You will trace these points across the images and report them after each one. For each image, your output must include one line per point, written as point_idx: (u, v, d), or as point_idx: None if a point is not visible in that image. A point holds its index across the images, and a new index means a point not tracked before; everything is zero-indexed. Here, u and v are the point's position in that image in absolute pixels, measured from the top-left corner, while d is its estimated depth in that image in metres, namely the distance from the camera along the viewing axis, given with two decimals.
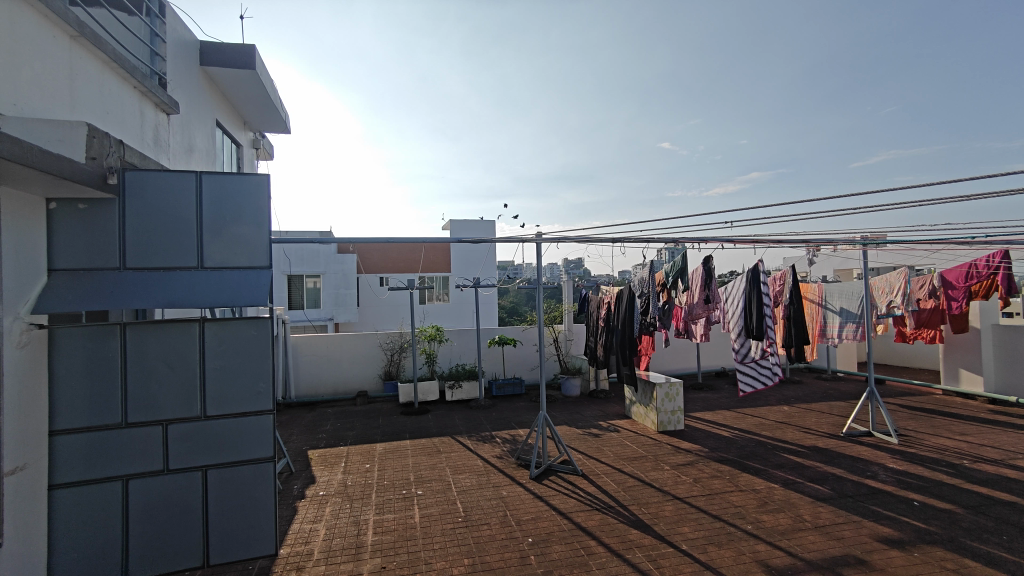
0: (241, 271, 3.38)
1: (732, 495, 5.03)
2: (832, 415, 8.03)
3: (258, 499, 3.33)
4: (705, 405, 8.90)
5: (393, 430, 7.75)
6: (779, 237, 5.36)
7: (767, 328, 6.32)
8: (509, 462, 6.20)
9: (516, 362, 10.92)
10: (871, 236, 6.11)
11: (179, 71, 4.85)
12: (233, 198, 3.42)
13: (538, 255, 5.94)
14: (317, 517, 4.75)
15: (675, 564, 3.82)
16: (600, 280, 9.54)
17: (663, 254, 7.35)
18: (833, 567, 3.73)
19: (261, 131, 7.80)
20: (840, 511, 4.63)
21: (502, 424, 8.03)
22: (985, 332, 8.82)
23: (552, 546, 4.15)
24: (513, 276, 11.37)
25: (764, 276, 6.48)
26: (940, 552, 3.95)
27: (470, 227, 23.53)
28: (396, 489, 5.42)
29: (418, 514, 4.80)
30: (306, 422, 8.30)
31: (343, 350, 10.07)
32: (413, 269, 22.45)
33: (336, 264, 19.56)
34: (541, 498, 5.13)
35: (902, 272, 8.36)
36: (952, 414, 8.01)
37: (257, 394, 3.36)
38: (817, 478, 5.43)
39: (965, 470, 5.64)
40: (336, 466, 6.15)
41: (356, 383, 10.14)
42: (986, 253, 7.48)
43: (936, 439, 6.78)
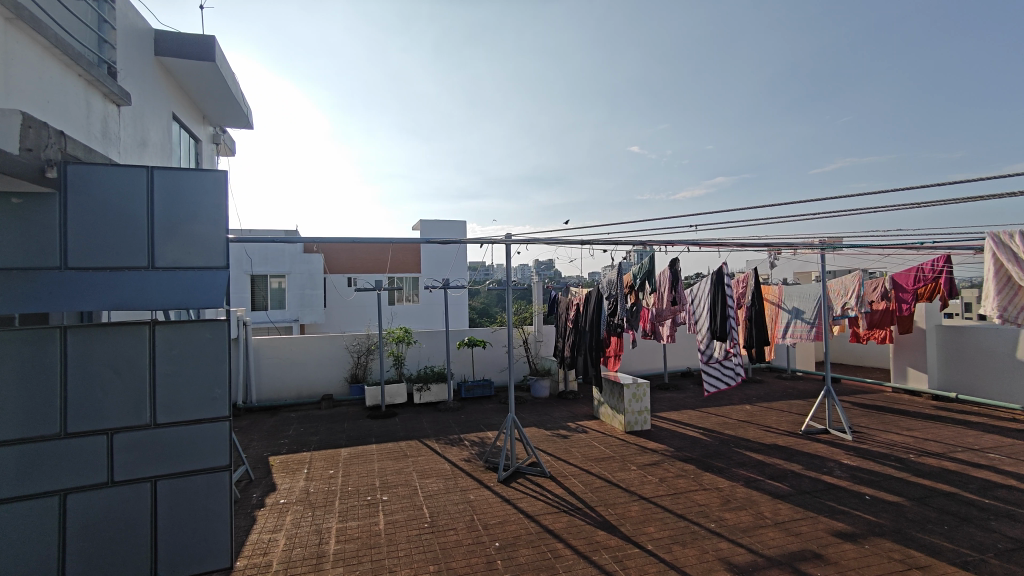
0: (196, 271, 3.21)
1: (696, 494, 5.12)
2: (791, 413, 8.31)
3: (213, 510, 3.18)
4: (671, 405, 9.05)
5: (359, 434, 7.58)
6: (742, 240, 5.50)
7: (731, 329, 6.46)
8: (477, 465, 6.14)
9: (485, 364, 10.86)
10: (828, 240, 6.33)
11: (131, 60, 4.59)
12: (188, 196, 3.25)
13: (508, 256, 5.93)
14: (276, 526, 4.59)
15: (641, 565, 3.84)
16: (570, 283, 9.58)
17: (631, 256, 7.42)
18: (791, 562, 3.83)
19: (222, 125, 7.50)
20: (798, 508, 4.77)
21: (471, 426, 7.97)
22: (930, 332, 9.30)
23: (519, 550, 4.12)
24: (483, 277, 11.28)
25: (729, 278, 6.61)
26: (889, 543, 4.11)
27: (440, 228, 23.29)
28: (361, 495, 5.29)
29: (383, 521, 4.68)
30: (267, 427, 8.01)
31: (308, 353, 9.80)
32: (381, 269, 22.11)
33: (302, 265, 19.08)
34: (508, 500, 5.10)
35: (856, 275, 8.73)
36: (900, 411, 8.41)
37: (213, 400, 3.20)
38: (777, 475, 5.59)
39: (912, 464, 5.91)
40: (299, 472, 5.96)
41: (321, 386, 9.87)
42: (932, 257, 7.80)
43: (886, 435, 7.09)
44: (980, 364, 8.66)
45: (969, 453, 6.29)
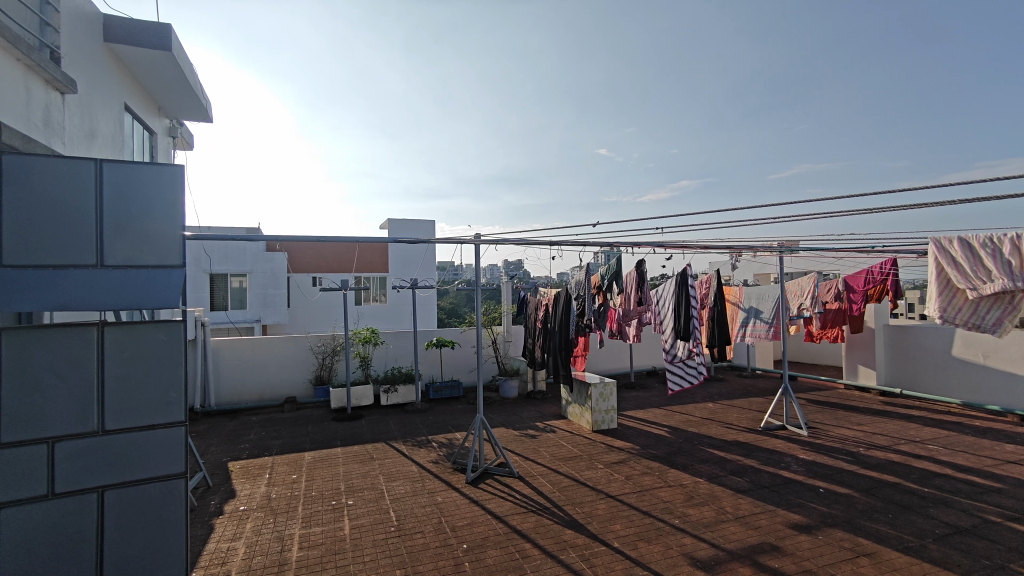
0: (148, 270, 3.05)
1: (661, 491, 5.22)
2: (751, 410, 8.58)
3: (167, 520, 3.01)
4: (637, 404, 9.21)
5: (323, 438, 7.40)
6: (706, 243, 5.65)
7: (694, 329, 6.61)
8: (445, 467, 6.09)
9: (454, 364, 10.79)
10: (786, 243, 6.58)
11: (75, 45, 4.33)
12: (140, 192, 3.08)
13: (478, 256, 5.92)
14: (235, 534, 4.42)
15: (607, 563, 3.89)
16: (539, 283, 9.62)
17: (598, 256, 7.47)
18: (751, 555, 3.96)
19: (179, 118, 7.18)
20: (757, 502, 4.93)
21: (439, 427, 7.90)
22: (879, 331, 9.78)
23: (487, 551, 4.11)
24: (452, 277, 11.19)
25: (692, 279, 6.76)
26: (840, 533, 4.30)
27: (409, 227, 23.03)
28: (325, 499, 5.16)
29: (348, 526, 4.59)
30: (226, 431, 7.72)
31: (271, 354, 9.51)
32: (347, 269, 21.70)
33: (265, 264, 18.52)
34: (476, 502, 5.07)
35: (810, 277, 9.23)
36: (852, 406, 8.81)
37: (167, 404, 3.04)
38: (737, 471, 5.76)
39: (862, 457, 6.20)
40: (260, 477, 5.77)
41: (283, 388, 9.59)
42: (878, 262, 8.14)
43: (839, 430, 7.42)
44: (923, 362, 9.17)
45: (912, 445, 6.65)
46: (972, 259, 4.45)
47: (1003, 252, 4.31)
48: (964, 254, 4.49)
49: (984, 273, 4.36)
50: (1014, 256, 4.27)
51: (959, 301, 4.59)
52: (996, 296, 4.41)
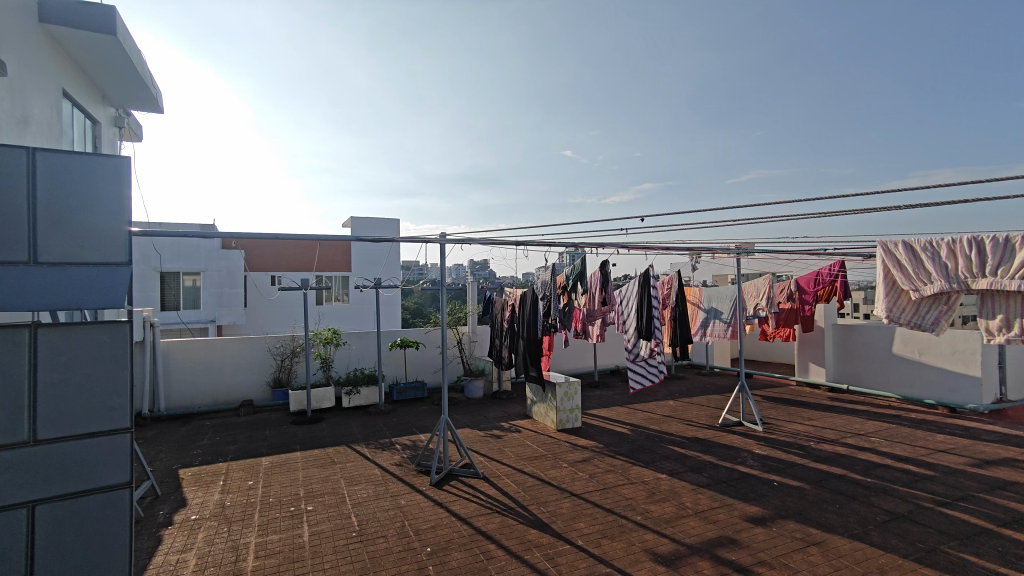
0: (89, 268, 2.84)
1: (624, 488, 5.31)
2: (710, 407, 8.84)
3: (108, 535, 2.78)
4: (601, 403, 9.34)
5: (281, 442, 7.15)
6: (667, 244, 5.78)
7: (655, 329, 6.75)
8: (409, 469, 6.00)
9: (418, 365, 10.65)
10: (743, 246, 6.80)
11: (4, 25, 4.01)
12: (78, 186, 2.86)
13: (443, 255, 5.88)
14: (186, 546, 4.21)
15: (571, 561, 3.92)
16: (505, 283, 9.61)
17: (563, 257, 7.51)
18: (709, 549, 4.07)
19: (126, 107, 6.80)
20: (716, 496, 5.08)
21: (403, 429, 7.77)
22: (828, 330, 10.27)
23: (451, 553, 4.07)
24: (417, 277, 11.04)
25: (654, 279, 6.89)
26: (792, 524, 4.48)
27: (372, 225, 22.58)
28: (283, 506, 4.99)
29: (307, 532, 4.45)
30: (177, 437, 7.36)
31: (226, 356, 9.14)
32: (308, 268, 21.13)
33: (221, 262, 17.80)
34: (441, 504, 5.01)
35: (765, 278, 9.63)
36: (803, 402, 9.20)
37: (110, 410, 2.81)
38: (697, 467, 5.92)
39: (812, 450, 6.48)
40: (213, 485, 5.52)
41: (239, 391, 9.22)
42: (827, 265, 8.55)
43: (791, 425, 7.74)
44: (867, 359, 9.68)
45: (857, 438, 7.01)
46: (914, 262, 4.73)
47: (941, 256, 4.56)
48: (907, 257, 4.77)
49: (924, 275, 4.64)
50: (950, 259, 4.53)
51: (903, 301, 4.86)
52: (935, 297, 4.65)
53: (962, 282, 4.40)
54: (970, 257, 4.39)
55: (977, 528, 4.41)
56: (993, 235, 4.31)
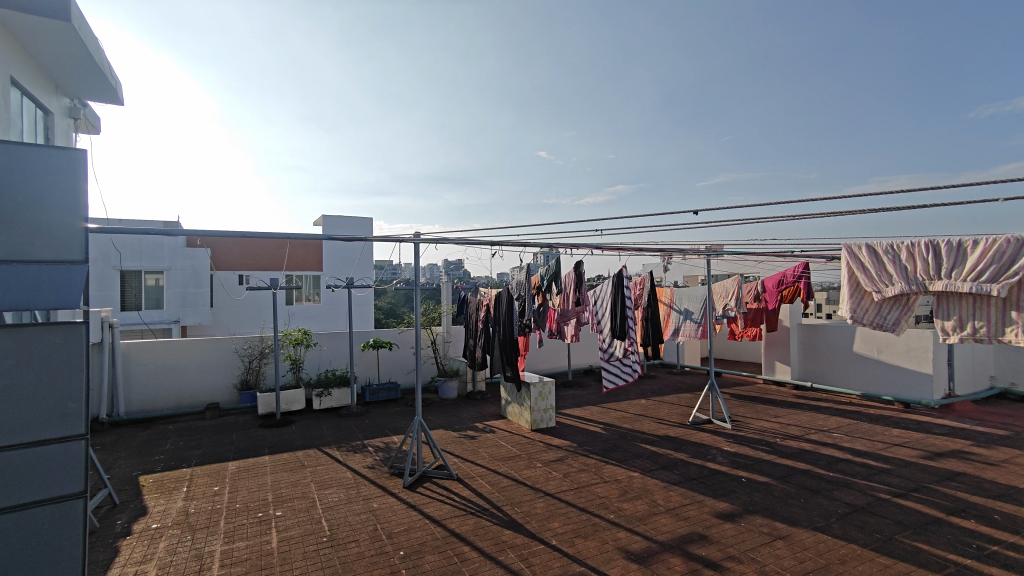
0: (42, 265, 2.68)
1: (597, 487, 5.35)
2: (681, 406, 9.00)
3: (58, 549, 2.57)
4: (574, 402, 9.40)
5: (249, 446, 6.96)
6: (640, 245, 5.85)
7: (629, 329, 6.82)
8: (381, 472, 5.91)
9: (392, 366, 10.52)
10: (713, 247, 6.95)
11: None
12: (28, 179, 2.69)
13: (417, 255, 5.82)
14: (145, 557, 4.03)
15: (545, 561, 3.93)
16: (479, 283, 9.57)
17: (538, 257, 7.53)
18: (680, 545, 4.14)
19: (81, 98, 6.48)
20: (686, 494, 5.17)
21: (375, 431, 7.66)
22: (793, 330, 10.59)
23: (425, 556, 4.02)
24: (390, 276, 10.90)
25: (627, 280, 6.96)
26: (759, 519, 4.60)
27: (344, 223, 22.18)
28: (250, 512, 4.85)
29: (276, 538, 4.33)
30: (138, 442, 7.07)
31: (190, 358, 8.84)
32: (278, 267, 20.63)
33: (185, 260, 17.25)
34: (414, 506, 4.96)
35: (734, 279, 9.93)
36: (770, 400, 9.47)
37: (63, 416, 2.61)
38: (668, 465, 6.01)
39: (778, 447, 6.67)
40: (176, 491, 5.32)
41: (204, 394, 8.92)
42: (792, 265, 8.81)
43: (758, 422, 7.96)
44: (830, 357, 10.02)
45: (820, 434, 7.25)
46: (876, 264, 4.92)
47: (902, 258, 4.75)
48: (870, 259, 4.96)
49: (886, 277, 4.83)
50: (910, 262, 4.72)
51: (866, 302, 5.04)
52: (895, 297, 4.83)
53: (921, 283, 4.59)
54: (928, 260, 4.60)
55: (930, 518, 4.62)
56: (949, 238, 4.52)
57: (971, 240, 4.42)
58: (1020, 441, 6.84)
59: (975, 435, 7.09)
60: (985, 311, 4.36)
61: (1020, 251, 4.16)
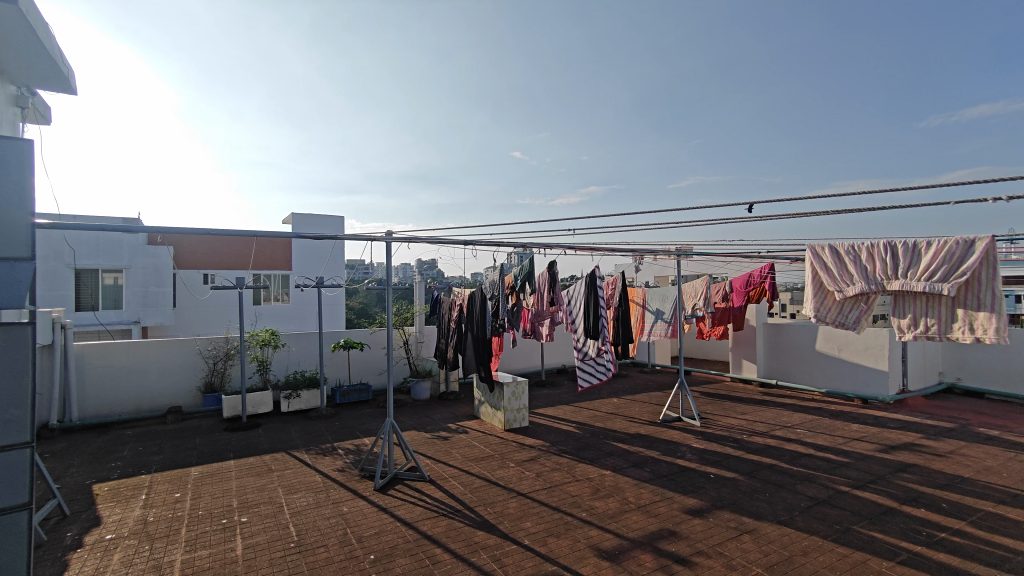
0: None
1: (570, 486, 5.38)
2: (651, 404, 9.14)
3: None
4: (547, 402, 9.44)
5: (212, 450, 6.73)
6: (612, 245, 5.92)
7: (602, 329, 6.88)
8: (351, 475, 5.80)
9: (363, 366, 10.35)
10: (683, 248, 7.08)
11: None
12: None
13: (390, 254, 5.74)
14: (98, 570, 3.84)
15: (518, 561, 3.92)
16: (452, 283, 9.51)
17: (512, 257, 7.52)
18: (651, 542, 4.20)
19: (28, 85, 6.10)
20: (657, 490, 5.25)
21: (345, 433, 7.52)
22: (759, 329, 10.90)
23: (396, 560, 3.96)
24: (362, 276, 10.71)
25: (600, 280, 7.02)
26: (727, 514, 4.71)
27: (314, 221, 21.75)
28: (213, 519, 4.68)
29: (241, 545, 4.20)
30: (93, 449, 6.74)
31: (151, 360, 8.49)
32: (245, 266, 20.06)
33: (146, 258, 16.65)
34: (385, 509, 4.88)
35: (703, 279, 10.14)
36: (737, 397, 9.72)
37: (5, 424, 2.43)
38: (639, 462, 6.09)
39: (744, 443, 6.84)
40: (134, 499, 5.10)
41: (165, 397, 8.58)
42: (759, 266, 9.06)
43: (726, 419, 8.15)
44: (793, 355, 10.36)
45: (784, 429, 7.48)
46: (838, 264, 5.09)
47: (862, 259, 4.94)
48: (832, 260, 5.14)
49: (847, 277, 5.01)
50: (869, 262, 4.91)
51: (828, 302, 5.21)
52: (855, 297, 5.01)
53: (879, 283, 4.78)
54: (887, 260, 4.79)
55: (884, 508, 4.82)
56: (905, 240, 4.73)
57: (925, 242, 4.62)
58: (967, 433, 7.20)
59: (926, 428, 7.43)
60: (938, 310, 4.57)
61: (968, 252, 4.37)
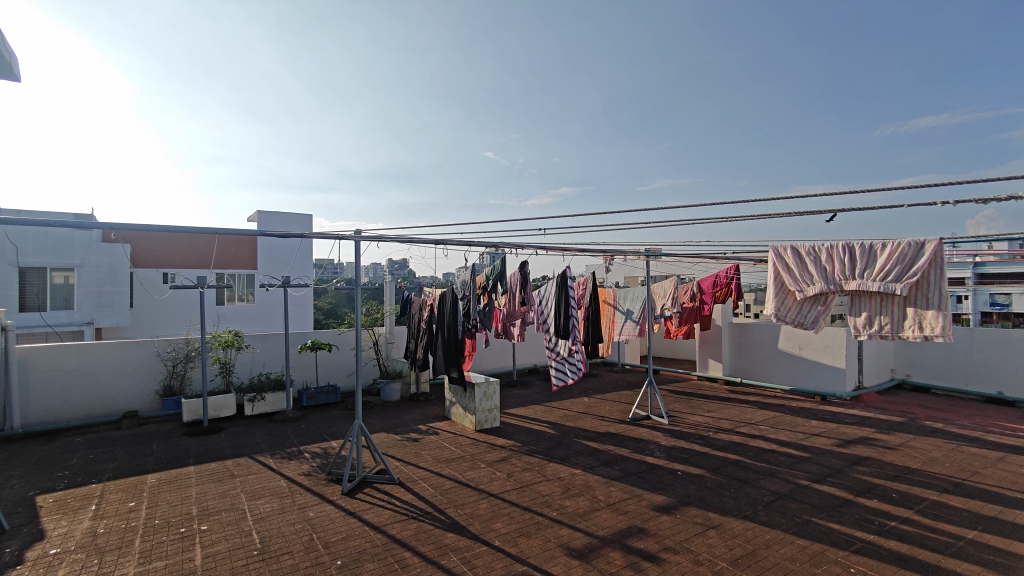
0: None
1: (540, 486, 5.39)
2: (621, 403, 9.25)
3: None
4: (519, 402, 9.44)
5: (170, 456, 6.45)
6: (582, 246, 5.97)
7: (572, 329, 6.93)
8: (318, 479, 5.66)
9: (331, 368, 10.13)
10: (651, 249, 7.20)
11: None
12: None
13: (358, 253, 5.64)
14: None
15: (488, 562, 3.89)
16: (424, 283, 9.41)
17: (483, 257, 7.49)
18: (620, 539, 4.24)
19: None
20: (626, 488, 5.32)
21: (312, 437, 7.33)
22: (725, 329, 11.19)
23: (363, 565, 3.88)
24: (330, 275, 10.48)
25: (570, 280, 7.06)
26: (694, 510, 4.80)
27: (280, 219, 21.17)
28: (171, 528, 4.49)
29: (200, 555, 4.04)
30: (38, 458, 6.37)
31: (103, 363, 8.09)
32: (206, 265, 19.34)
33: (100, 256, 15.94)
34: (353, 513, 4.78)
35: (671, 279, 10.33)
36: (704, 395, 9.94)
37: None
38: (609, 461, 6.16)
39: (711, 440, 7.00)
40: (83, 511, 4.83)
41: (119, 402, 8.18)
42: (725, 267, 9.30)
43: (693, 417, 8.32)
44: (757, 354, 10.67)
45: (748, 426, 7.69)
46: (799, 265, 5.27)
47: (822, 259, 5.11)
48: (794, 260, 5.31)
49: (807, 277, 5.18)
50: (829, 263, 5.09)
51: (789, 302, 5.38)
52: (815, 297, 5.19)
53: (838, 283, 4.97)
54: (845, 261, 4.98)
55: (841, 500, 5.01)
56: (862, 242, 4.93)
57: (880, 243, 4.83)
58: (915, 426, 7.57)
59: (879, 423, 7.77)
60: (892, 309, 4.78)
61: (919, 253, 4.59)
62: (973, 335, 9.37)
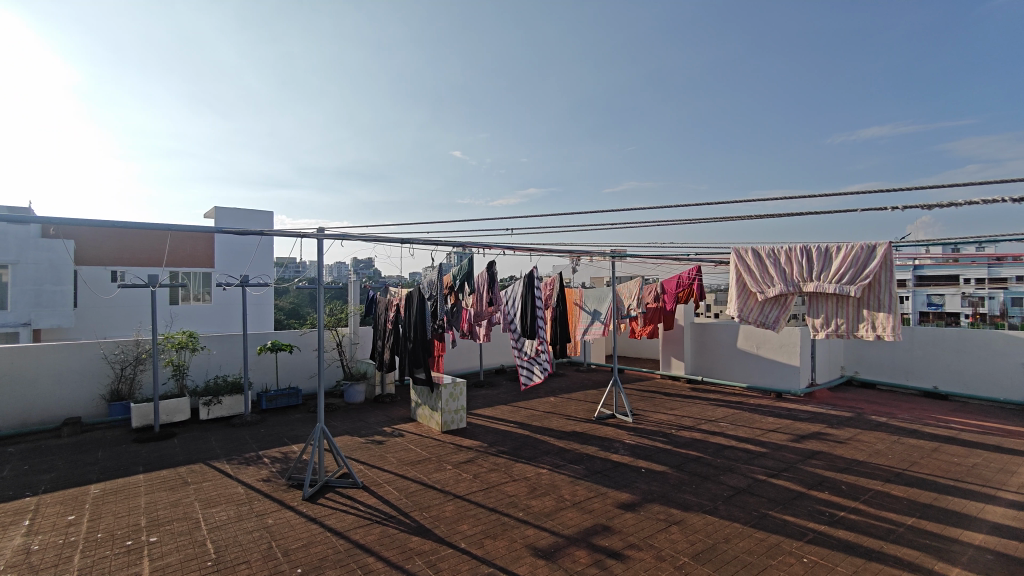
0: None
1: (506, 486, 5.37)
2: (587, 402, 9.34)
3: None
4: (485, 402, 9.40)
5: (117, 464, 6.11)
6: (549, 246, 5.99)
7: (539, 329, 6.95)
8: (278, 484, 5.48)
9: (292, 370, 9.83)
10: (617, 250, 7.31)
11: None
12: None
13: (321, 252, 5.48)
14: None
15: (454, 565, 3.86)
16: (389, 283, 9.26)
17: (450, 256, 7.42)
18: (586, 538, 4.28)
19: None
20: (592, 487, 5.37)
21: (271, 441, 7.09)
22: (687, 328, 11.48)
23: (324, 573, 3.77)
24: (292, 275, 10.17)
25: (537, 280, 7.08)
26: (657, 506, 4.90)
27: (239, 216, 20.43)
28: (116, 541, 4.24)
29: (149, 568, 3.83)
30: None
31: (43, 367, 7.60)
32: (159, 262, 18.46)
33: (40, 253, 15.14)
34: (314, 520, 4.64)
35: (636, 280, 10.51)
36: (667, 394, 10.16)
37: None
38: (575, 460, 6.20)
39: (673, 437, 7.16)
40: (15, 527, 4.50)
41: (60, 408, 7.70)
42: (687, 268, 9.55)
43: (656, 415, 8.49)
44: (717, 353, 10.99)
45: (708, 423, 7.90)
46: (760, 267, 5.45)
47: (781, 261, 5.31)
48: (755, 262, 5.48)
49: (768, 279, 5.36)
50: (788, 265, 5.29)
51: (751, 302, 5.56)
52: (775, 298, 5.38)
53: (796, 285, 5.17)
54: (803, 263, 5.18)
55: (795, 493, 5.21)
56: (818, 245, 5.14)
57: (835, 246, 5.06)
58: (862, 421, 7.97)
59: (830, 418, 8.12)
60: (846, 309, 5.01)
61: (871, 257, 4.83)
62: (914, 334, 9.92)
